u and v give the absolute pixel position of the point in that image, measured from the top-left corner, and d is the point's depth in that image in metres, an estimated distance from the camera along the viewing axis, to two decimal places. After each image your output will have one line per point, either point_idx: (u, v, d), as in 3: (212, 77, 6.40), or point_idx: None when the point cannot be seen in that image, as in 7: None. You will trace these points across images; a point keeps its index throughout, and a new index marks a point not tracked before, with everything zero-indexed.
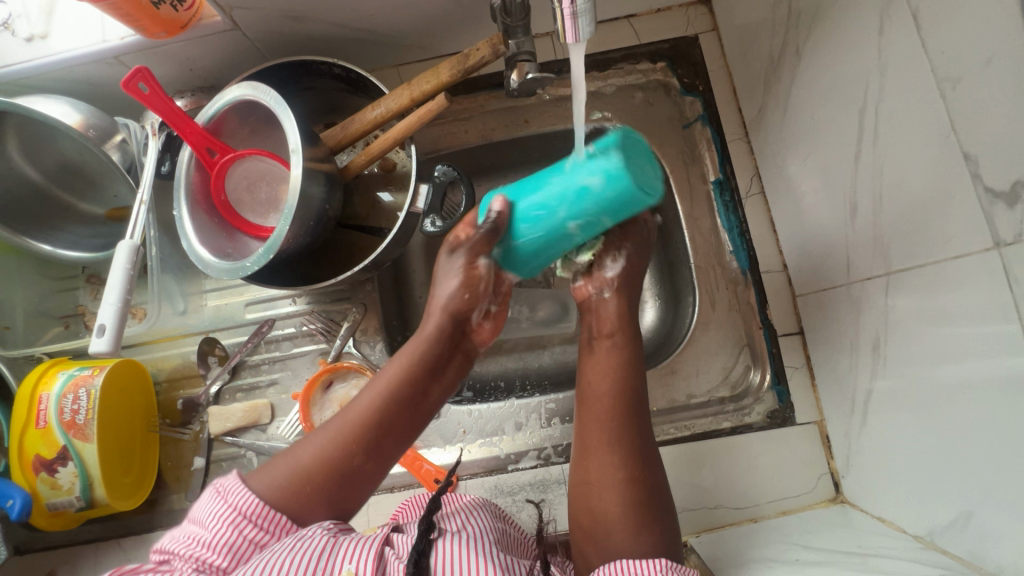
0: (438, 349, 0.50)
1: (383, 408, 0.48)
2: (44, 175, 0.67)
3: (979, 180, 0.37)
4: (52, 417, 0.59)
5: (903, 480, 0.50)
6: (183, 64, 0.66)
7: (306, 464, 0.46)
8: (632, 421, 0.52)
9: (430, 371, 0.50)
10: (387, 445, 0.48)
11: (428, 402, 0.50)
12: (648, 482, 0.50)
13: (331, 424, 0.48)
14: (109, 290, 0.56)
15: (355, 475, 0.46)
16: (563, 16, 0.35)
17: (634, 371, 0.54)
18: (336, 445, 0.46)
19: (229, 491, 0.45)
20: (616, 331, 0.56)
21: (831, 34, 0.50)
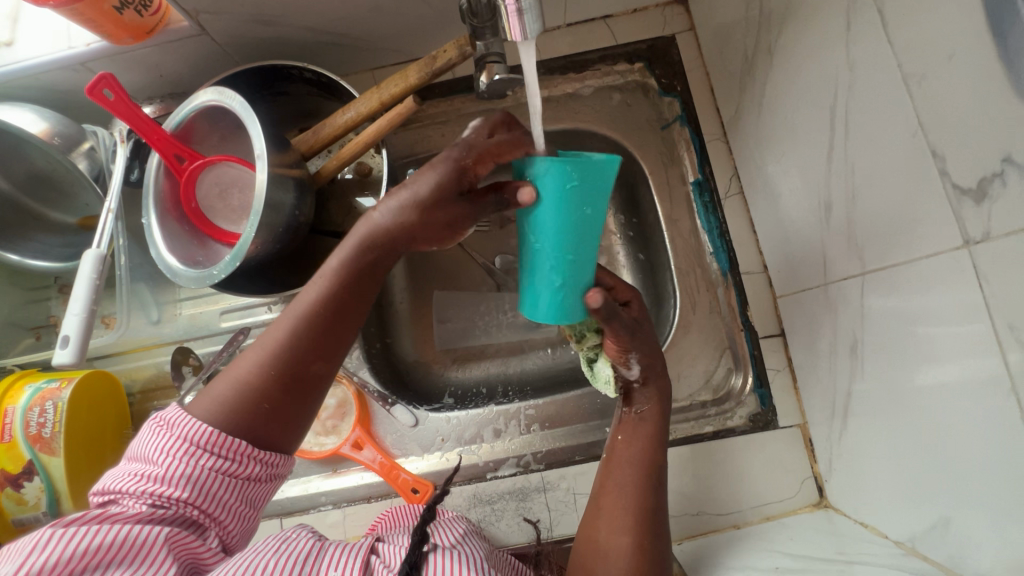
0: (381, 243, 0.46)
1: (327, 311, 0.45)
2: (13, 184, 0.66)
3: (947, 177, 0.37)
4: (17, 431, 0.57)
5: (883, 484, 0.49)
6: (152, 70, 0.65)
7: (250, 378, 0.44)
8: (647, 491, 0.52)
9: (371, 271, 0.46)
10: (329, 346, 0.46)
11: (370, 288, 0.47)
12: (658, 550, 0.50)
13: (271, 333, 0.45)
14: (74, 300, 0.55)
15: (310, 382, 0.46)
16: (508, 14, 0.34)
17: (659, 451, 0.54)
18: (281, 357, 0.44)
19: (173, 423, 0.43)
20: (649, 409, 0.54)
21: (800, 32, 0.49)
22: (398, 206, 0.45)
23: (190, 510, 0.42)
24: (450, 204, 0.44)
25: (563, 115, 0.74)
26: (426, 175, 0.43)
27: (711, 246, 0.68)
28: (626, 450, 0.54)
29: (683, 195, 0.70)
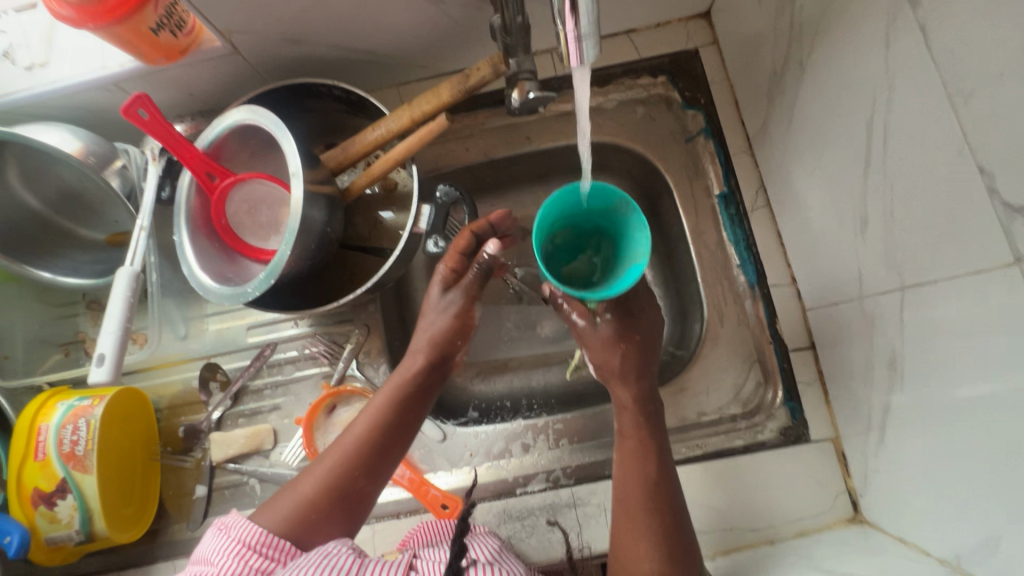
0: (422, 372, 0.58)
1: (375, 431, 0.54)
2: (45, 203, 0.67)
3: (996, 195, 0.36)
4: (51, 449, 0.58)
5: (926, 501, 0.48)
6: (184, 90, 0.66)
7: (311, 493, 0.50)
8: (663, 510, 0.51)
9: (416, 396, 0.57)
10: (377, 464, 0.53)
11: (413, 416, 0.56)
12: (687, 569, 0.49)
13: (328, 456, 0.52)
14: (109, 319, 0.55)
15: (357, 497, 0.51)
16: (567, 41, 0.33)
17: (665, 467, 0.54)
18: (336, 472, 0.51)
19: (232, 525, 0.45)
20: (631, 416, 0.56)
21: (832, 47, 0.50)
22: (427, 330, 0.61)
23: None
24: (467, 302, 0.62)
25: None
26: (433, 291, 0.62)
27: (738, 258, 0.68)
28: (629, 470, 0.54)
29: (708, 208, 0.71)
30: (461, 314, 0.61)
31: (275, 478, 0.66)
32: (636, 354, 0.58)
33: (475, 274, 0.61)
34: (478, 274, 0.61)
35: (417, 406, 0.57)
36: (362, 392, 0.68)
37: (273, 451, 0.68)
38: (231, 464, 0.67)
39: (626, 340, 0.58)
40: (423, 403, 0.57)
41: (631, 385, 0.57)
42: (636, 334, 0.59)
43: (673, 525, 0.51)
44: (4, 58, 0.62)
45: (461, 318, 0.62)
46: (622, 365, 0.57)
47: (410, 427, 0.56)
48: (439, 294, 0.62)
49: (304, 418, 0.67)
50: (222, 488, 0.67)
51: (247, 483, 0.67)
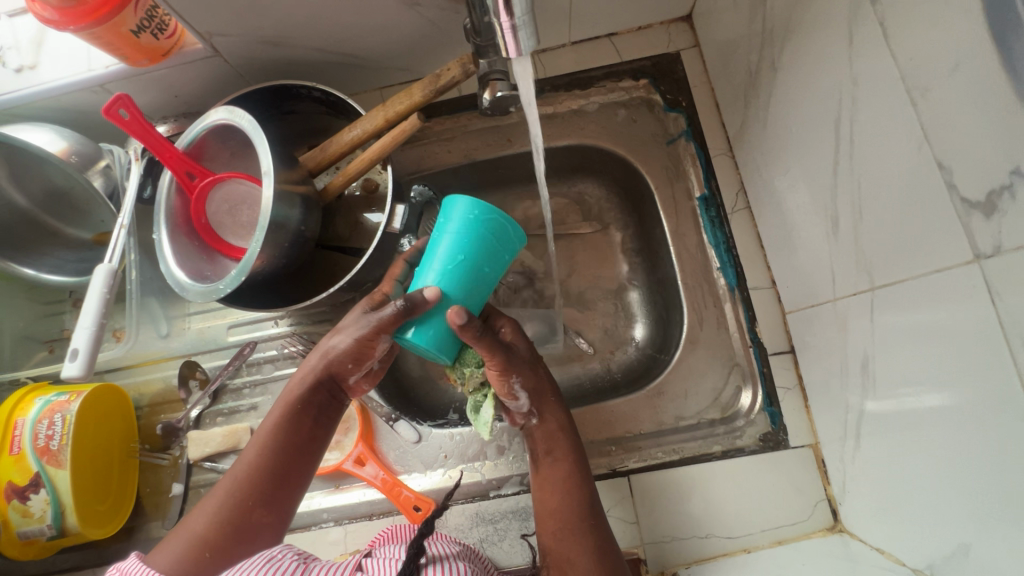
0: (320, 390, 0.54)
1: (274, 459, 0.51)
2: (32, 201, 0.68)
3: (956, 190, 0.35)
4: (26, 443, 0.58)
5: (904, 508, 0.47)
6: (168, 91, 0.67)
7: (204, 531, 0.47)
8: (590, 527, 0.50)
9: (311, 416, 0.54)
10: (279, 492, 0.50)
11: (314, 441, 0.54)
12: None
13: (223, 488, 0.50)
14: (84, 314, 0.56)
15: (256, 529, 0.49)
16: (502, 31, 0.34)
17: (582, 479, 0.54)
18: (229, 506, 0.49)
19: (127, 571, 0.42)
20: (553, 441, 0.56)
21: (800, 46, 0.49)
22: (329, 349, 0.54)
23: None
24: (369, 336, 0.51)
25: (567, 131, 0.74)
26: (354, 312, 0.55)
27: (718, 260, 0.68)
28: (546, 494, 0.54)
29: (689, 210, 0.70)
30: (361, 343, 0.51)
31: None
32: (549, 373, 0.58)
33: (393, 312, 0.48)
34: (400, 311, 0.47)
35: (316, 426, 0.54)
36: None
37: None
38: (208, 462, 0.68)
39: (542, 361, 0.58)
40: (322, 425, 0.54)
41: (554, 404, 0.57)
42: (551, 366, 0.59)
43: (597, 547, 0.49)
44: None
45: (363, 346, 0.52)
46: (545, 384, 0.57)
47: (307, 448, 0.53)
48: (358, 314, 0.54)
49: None
50: (199, 486, 0.68)
51: None
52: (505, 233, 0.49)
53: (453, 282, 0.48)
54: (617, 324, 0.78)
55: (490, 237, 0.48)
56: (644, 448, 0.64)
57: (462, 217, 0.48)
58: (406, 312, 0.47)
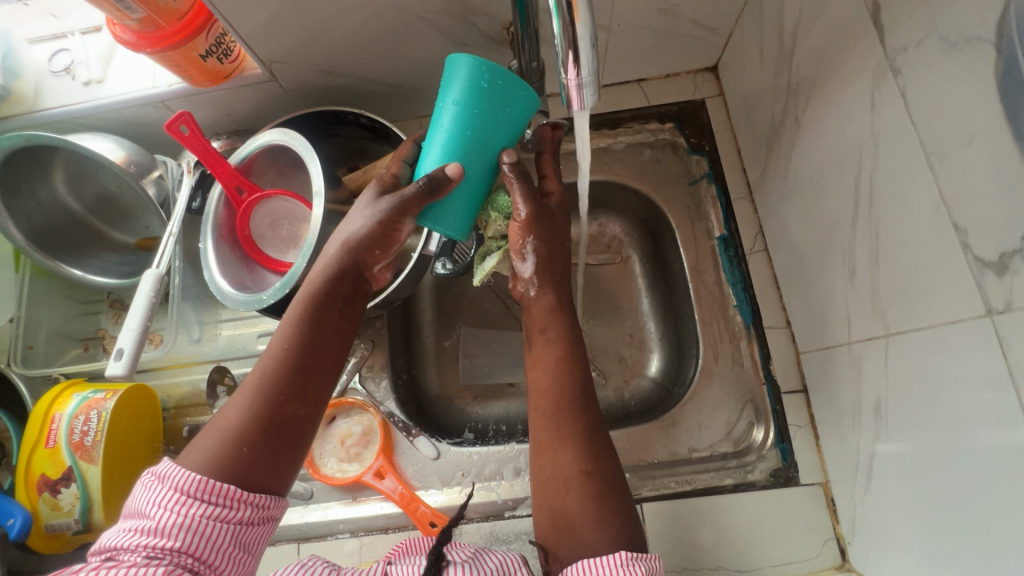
0: (343, 280, 0.56)
1: (303, 351, 0.52)
2: (84, 206, 0.72)
3: (969, 249, 0.38)
4: (61, 438, 0.60)
5: (914, 551, 0.48)
6: (223, 110, 0.71)
7: (237, 424, 0.47)
8: (586, 410, 0.54)
9: (336, 305, 0.55)
10: (311, 385, 0.51)
11: (341, 335, 0.55)
12: (614, 484, 0.51)
13: (252, 380, 0.50)
14: (131, 316, 0.59)
15: (291, 423, 0.49)
16: (568, 88, 0.37)
17: (574, 359, 0.57)
18: (261, 397, 0.49)
19: (166, 475, 0.45)
20: (547, 321, 0.60)
21: (822, 105, 0.53)
22: (348, 235, 0.56)
23: (187, 561, 0.42)
24: (388, 220, 0.54)
25: (595, 167, 0.78)
26: (367, 199, 0.57)
27: (735, 298, 0.71)
28: (541, 363, 0.58)
29: (708, 248, 0.73)
30: (385, 223, 0.54)
31: None
32: (562, 256, 0.63)
33: (415, 191, 0.50)
34: (423, 190, 0.50)
35: (341, 319, 0.55)
36: (362, 405, 0.71)
37: None
38: None
39: (562, 246, 0.62)
40: (345, 319, 0.56)
41: (553, 283, 0.62)
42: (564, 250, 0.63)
43: (592, 433, 0.53)
44: (65, 73, 0.68)
45: (387, 228, 0.55)
46: (552, 261, 0.61)
47: (335, 340, 0.54)
48: (372, 201, 0.56)
49: None
50: None
51: None
52: (510, 93, 0.49)
53: (466, 149, 0.51)
54: (632, 354, 0.81)
55: (496, 97, 0.49)
56: (657, 477, 0.66)
57: (463, 82, 0.48)
58: (429, 191, 0.50)
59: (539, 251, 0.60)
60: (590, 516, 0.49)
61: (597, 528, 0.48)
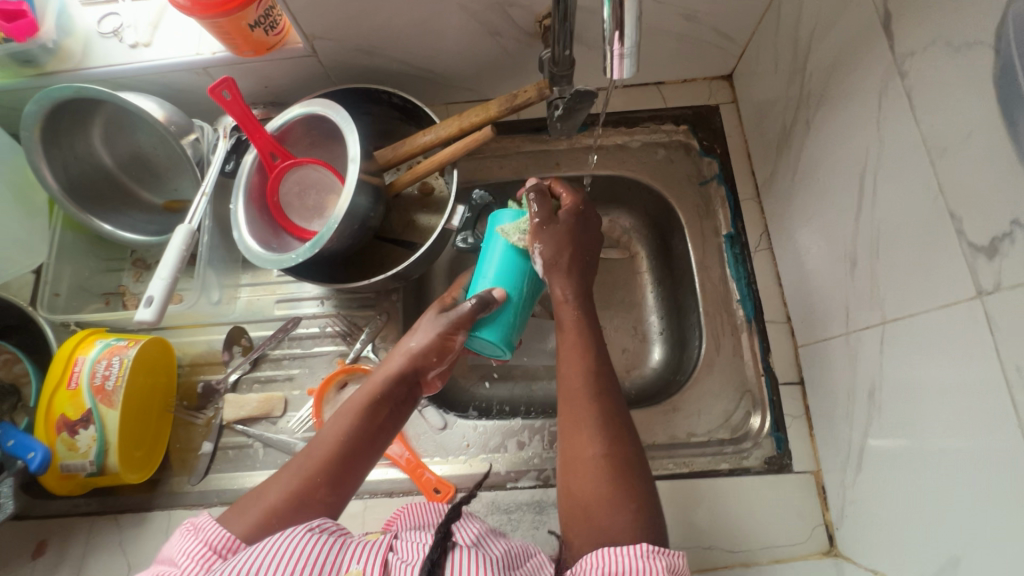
0: (399, 388, 0.61)
1: (346, 441, 0.56)
2: (117, 165, 0.75)
3: (964, 236, 0.41)
4: (83, 380, 0.62)
5: (900, 530, 0.51)
6: (261, 81, 0.74)
7: (276, 499, 0.51)
8: (603, 398, 0.56)
9: (388, 406, 0.59)
10: (347, 476, 0.54)
11: (383, 433, 0.58)
12: (638, 477, 0.52)
13: (299, 459, 0.55)
14: (162, 266, 0.61)
15: (319, 508, 0.52)
16: (611, 58, 0.40)
17: (591, 347, 0.60)
18: (301, 477, 0.53)
19: (201, 528, 0.48)
20: (564, 312, 0.62)
21: (832, 109, 0.57)
22: (408, 350, 0.63)
23: None
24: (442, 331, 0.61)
25: (610, 163, 0.82)
26: (429, 314, 0.64)
27: (739, 293, 0.74)
28: (570, 359, 0.59)
29: (715, 245, 0.77)
30: (442, 337, 0.61)
31: (278, 444, 0.71)
32: (580, 250, 0.65)
33: (470, 307, 0.60)
34: (476, 307, 0.60)
35: (388, 419, 0.59)
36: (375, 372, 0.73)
37: (281, 419, 0.73)
38: (239, 425, 0.72)
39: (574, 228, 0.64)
40: (391, 423, 0.59)
41: (567, 278, 0.63)
42: (584, 247, 0.65)
43: (612, 422, 0.55)
44: (113, 36, 0.71)
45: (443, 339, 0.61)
46: (566, 257, 0.63)
47: (380, 440, 0.58)
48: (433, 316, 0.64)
49: (317, 389, 0.72)
50: (227, 448, 0.71)
51: (252, 445, 0.71)
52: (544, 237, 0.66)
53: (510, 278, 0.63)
54: (636, 345, 0.84)
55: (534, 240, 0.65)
56: (656, 458, 0.68)
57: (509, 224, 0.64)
58: (482, 305, 0.60)
59: (546, 255, 0.62)
60: (610, 501, 0.51)
61: (614, 518, 0.50)
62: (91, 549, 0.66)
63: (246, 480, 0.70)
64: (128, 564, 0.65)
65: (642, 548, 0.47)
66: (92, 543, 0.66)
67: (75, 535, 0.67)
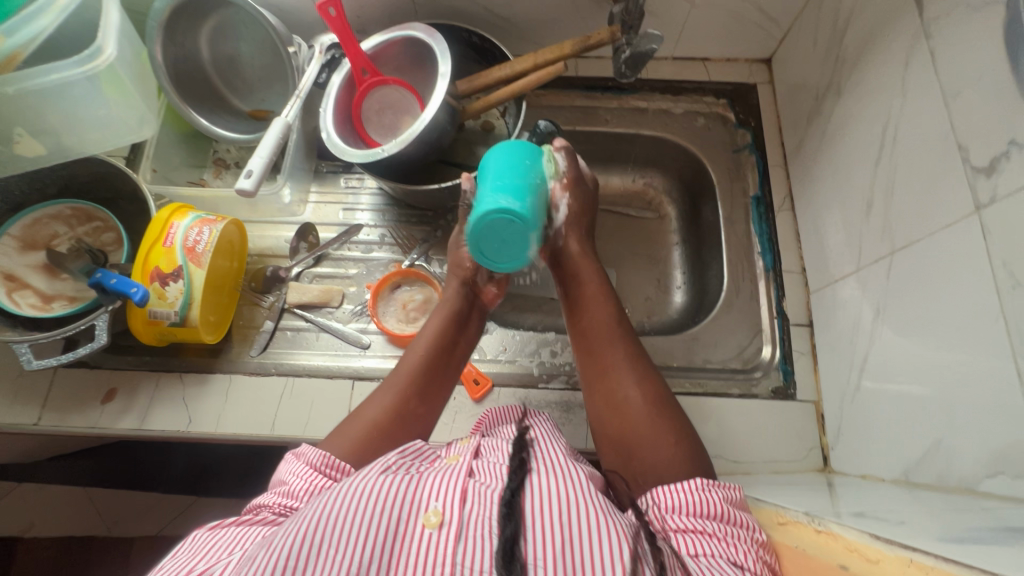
0: (459, 308, 0.68)
1: (431, 357, 0.63)
2: (215, 69, 0.84)
3: (968, 162, 0.50)
4: (177, 240, 0.68)
5: (889, 433, 0.58)
6: (354, 10, 0.83)
7: (378, 417, 0.58)
8: (624, 343, 0.61)
9: (457, 323, 0.67)
10: (432, 389, 0.62)
11: (459, 348, 0.66)
12: (669, 403, 0.57)
13: (389, 381, 0.62)
14: (262, 147, 0.69)
15: (412, 416, 0.59)
16: None
17: (609, 293, 0.65)
18: (393, 395, 0.60)
19: (302, 453, 0.54)
20: (581, 267, 0.66)
21: (863, 75, 0.66)
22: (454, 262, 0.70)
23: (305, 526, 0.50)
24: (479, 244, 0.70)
25: (655, 124, 0.91)
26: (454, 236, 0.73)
27: (760, 246, 0.82)
28: (589, 311, 0.63)
29: (743, 204, 0.85)
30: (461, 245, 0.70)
31: (333, 330, 0.78)
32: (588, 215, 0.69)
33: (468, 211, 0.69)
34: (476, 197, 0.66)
35: (461, 338, 0.67)
36: (427, 277, 0.81)
37: (338, 308, 0.80)
38: (299, 309, 0.79)
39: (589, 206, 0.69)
40: (462, 340, 0.67)
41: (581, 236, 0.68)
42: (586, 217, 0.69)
43: (634, 362, 0.59)
44: None
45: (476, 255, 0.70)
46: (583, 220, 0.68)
47: (459, 351, 0.66)
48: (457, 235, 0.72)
49: (374, 285, 0.79)
50: (286, 330, 0.78)
51: (309, 328, 0.78)
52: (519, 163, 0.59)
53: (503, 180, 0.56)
54: (659, 292, 0.92)
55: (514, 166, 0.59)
56: (675, 377, 0.75)
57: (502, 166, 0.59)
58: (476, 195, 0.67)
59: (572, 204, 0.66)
60: (654, 438, 0.54)
61: (657, 453, 0.53)
62: (156, 400, 0.73)
63: (300, 357, 0.76)
64: (189, 416, 0.72)
65: (700, 481, 0.48)
66: (157, 395, 0.73)
67: (141, 387, 0.73)
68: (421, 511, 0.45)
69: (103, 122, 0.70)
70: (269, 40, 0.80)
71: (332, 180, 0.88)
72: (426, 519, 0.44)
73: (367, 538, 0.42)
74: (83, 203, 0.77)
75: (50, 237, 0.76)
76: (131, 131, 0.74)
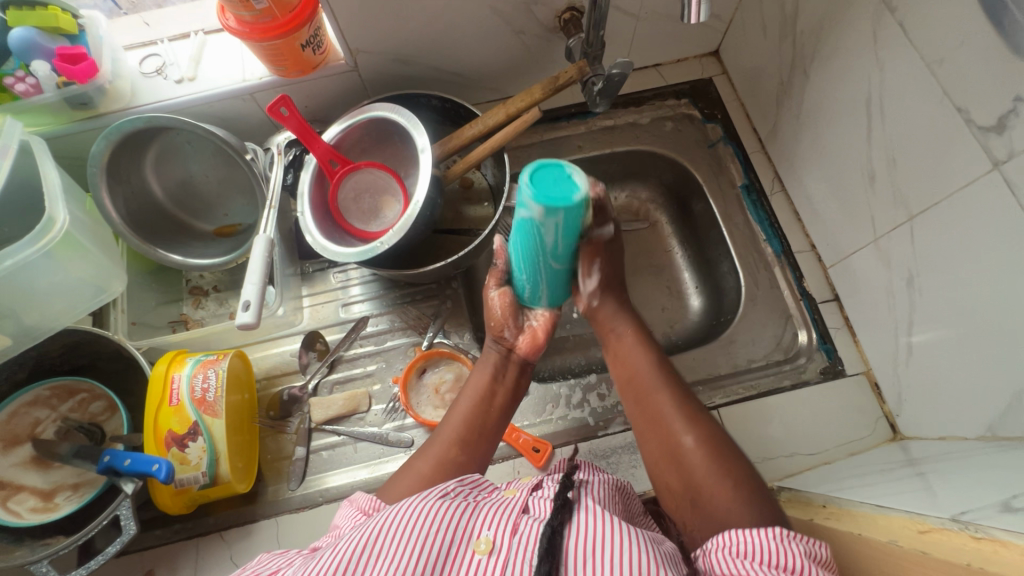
0: (496, 361, 0.63)
1: (472, 406, 0.59)
2: (167, 195, 0.78)
3: (973, 123, 0.51)
4: (183, 395, 0.62)
5: (959, 392, 0.59)
6: (303, 102, 0.79)
7: (422, 467, 0.55)
8: (669, 387, 0.57)
9: (493, 375, 0.62)
10: (476, 440, 0.58)
11: (497, 402, 0.61)
12: (730, 451, 0.51)
13: (436, 433, 0.59)
14: (252, 273, 0.63)
15: (454, 467, 0.55)
16: (690, 5, 0.49)
17: (649, 346, 0.61)
18: (438, 445, 0.57)
19: (357, 497, 0.53)
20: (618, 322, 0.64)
21: (828, 53, 0.67)
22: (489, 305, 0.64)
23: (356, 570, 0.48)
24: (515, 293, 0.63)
25: (627, 138, 0.90)
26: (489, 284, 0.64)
27: (764, 233, 0.83)
28: (632, 359, 0.60)
29: (734, 196, 0.86)
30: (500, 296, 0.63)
31: (370, 437, 0.72)
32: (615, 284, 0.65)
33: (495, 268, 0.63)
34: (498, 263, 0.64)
35: (499, 388, 0.61)
36: (452, 353, 0.77)
37: (369, 413, 0.75)
38: (329, 425, 0.73)
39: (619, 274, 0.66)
40: (502, 389, 0.62)
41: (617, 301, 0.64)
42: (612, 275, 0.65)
43: (684, 405, 0.55)
44: (157, 75, 0.74)
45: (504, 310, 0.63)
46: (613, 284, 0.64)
47: (499, 401, 0.61)
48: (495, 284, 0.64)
49: (400, 377, 0.75)
50: (320, 450, 0.72)
51: (344, 442, 0.73)
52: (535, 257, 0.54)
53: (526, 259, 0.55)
54: (675, 300, 0.91)
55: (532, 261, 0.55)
56: (726, 386, 0.74)
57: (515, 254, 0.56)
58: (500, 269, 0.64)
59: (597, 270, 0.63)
60: (721, 489, 0.48)
61: (729, 510, 0.47)
62: (201, 570, 0.65)
63: (343, 476, 0.71)
64: None
65: (778, 529, 0.41)
66: (201, 564, 0.66)
67: (181, 562, 0.66)
68: (471, 539, 0.45)
69: (65, 290, 0.63)
70: (220, 152, 0.75)
71: (321, 277, 0.83)
72: (476, 546, 0.44)
73: (418, 558, 0.42)
74: (60, 379, 0.69)
75: (32, 425, 0.68)
76: (100, 287, 0.67)
